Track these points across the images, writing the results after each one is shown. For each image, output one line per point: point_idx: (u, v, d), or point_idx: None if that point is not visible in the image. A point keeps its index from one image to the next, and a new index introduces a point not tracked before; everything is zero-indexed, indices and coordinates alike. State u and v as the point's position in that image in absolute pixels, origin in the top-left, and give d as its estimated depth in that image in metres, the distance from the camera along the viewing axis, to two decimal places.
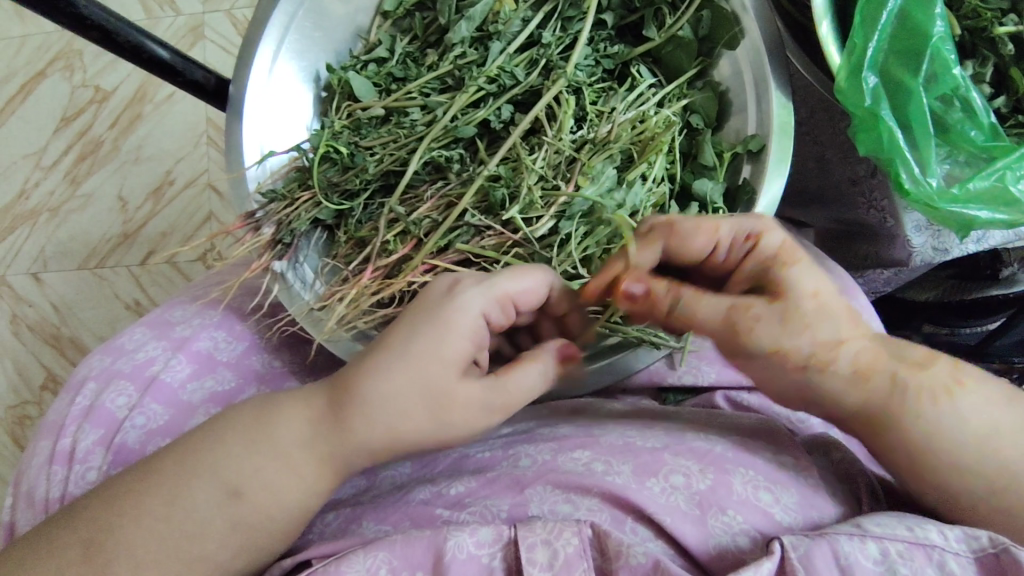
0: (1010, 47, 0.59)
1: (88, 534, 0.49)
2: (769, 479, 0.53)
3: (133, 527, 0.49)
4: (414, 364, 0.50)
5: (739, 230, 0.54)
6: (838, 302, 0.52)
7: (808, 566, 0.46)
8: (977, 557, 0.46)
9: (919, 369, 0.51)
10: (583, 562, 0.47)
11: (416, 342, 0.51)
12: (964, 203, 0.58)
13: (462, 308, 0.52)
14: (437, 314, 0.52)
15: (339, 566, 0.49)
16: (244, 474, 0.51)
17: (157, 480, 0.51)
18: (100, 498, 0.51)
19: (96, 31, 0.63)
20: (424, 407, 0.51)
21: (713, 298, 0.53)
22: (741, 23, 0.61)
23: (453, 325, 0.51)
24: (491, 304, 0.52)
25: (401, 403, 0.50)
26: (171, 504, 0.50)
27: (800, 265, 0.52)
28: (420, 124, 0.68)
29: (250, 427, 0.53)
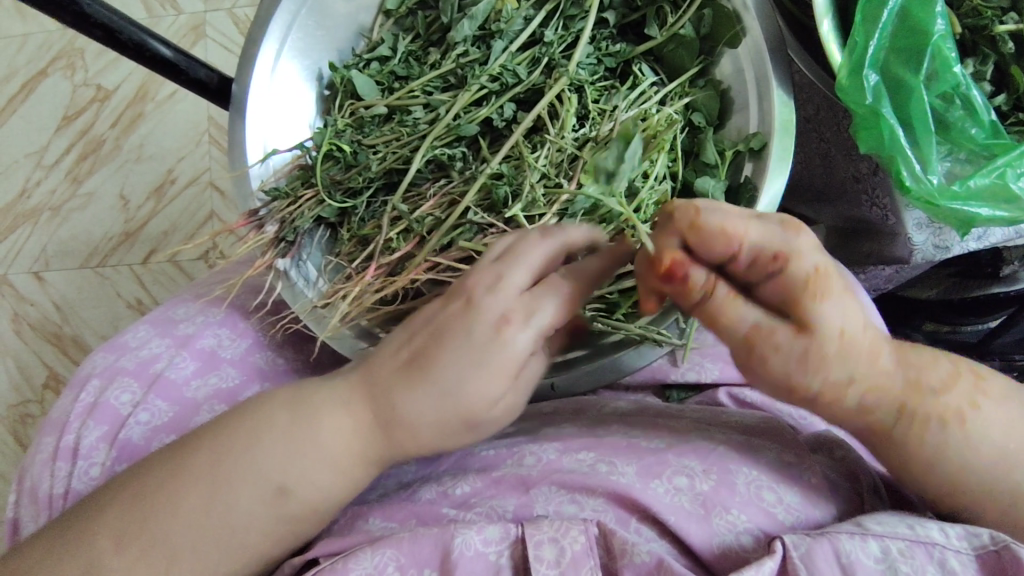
0: (1010, 45, 0.60)
1: (117, 529, 0.49)
2: (773, 479, 0.54)
3: (162, 523, 0.49)
4: (449, 390, 0.48)
5: (769, 244, 0.46)
6: (864, 337, 0.47)
7: (810, 565, 0.46)
8: (978, 555, 0.46)
9: (934, 394, 0.49)
10: (590, 560, 0.48)
11: (452, 371, 0.48)
12: (964, 200, 0.59)
13: (499, 349, 0.48)
14: (473, 348, 0.48)
15: (346, 563, 0.49)
16: (276, 468, 0.50)
17: (181, 473, 0.50)
18: (127, 492, 0.51)
19: (100, 30, 0.63)
20: (455, 429, 0.49)
21: (744, 307, 0.46)
22: (742, 22, 0.61)
23: (489, 363, 0.47)
24: (533, 345, 0.49)
25: (438, 426, 0.49)
26: (197, 500, 0.50)
27: (834, 295, 0.46)
28: (423, 123, 0.68)
29: (280, 419, 0.51)
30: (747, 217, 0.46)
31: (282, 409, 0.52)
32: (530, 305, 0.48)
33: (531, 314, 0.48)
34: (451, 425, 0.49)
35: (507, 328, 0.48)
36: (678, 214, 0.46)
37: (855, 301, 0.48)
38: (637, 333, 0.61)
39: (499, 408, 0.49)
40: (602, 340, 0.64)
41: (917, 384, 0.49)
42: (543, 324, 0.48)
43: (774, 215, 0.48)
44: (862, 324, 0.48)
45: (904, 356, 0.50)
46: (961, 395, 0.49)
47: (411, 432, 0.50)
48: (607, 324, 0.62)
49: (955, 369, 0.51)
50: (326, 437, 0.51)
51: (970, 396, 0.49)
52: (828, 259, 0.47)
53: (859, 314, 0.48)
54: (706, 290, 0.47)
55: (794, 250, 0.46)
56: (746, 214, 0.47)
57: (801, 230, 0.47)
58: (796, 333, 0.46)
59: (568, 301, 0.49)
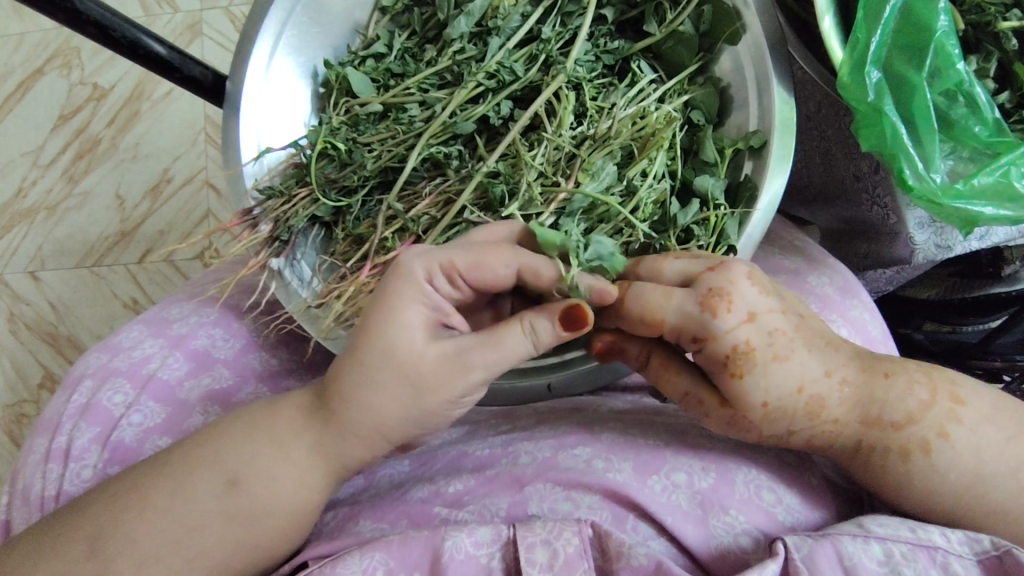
0: (1013, 42, 0.59)
1: (95, 530, 0.49)
2: (772, 479, 0.54)
3: (130, 525, 0.49)
4: (374, 336, 0.48)
5: (687, 331, 0.50)
6: (793, 401, 0.51)
7: (813, 567, 0.45)
8: (981, 561, 0.45)
9: (894, 429, 0.51)
10: (583, 563, 0.47)
11: (374, 319, 0.49)
12: (969, 198, 0.58)
13: (408, 279, 0.49)
14: (386, 288, 0.50)
15: (334, 567, 0.48)
16: (263, 476, 0.50)
17: (166, 475, 0.51)
18: (110, 491, 0.51)
19: (92, 27, 0.62)
20: (392, 381, 0.48)
21: (678, 381, 0.54)
22: (742, 19, 0.60)
23: (400, 297, 0.49)
24: (436, 273, 0.50)
25: (372, 378, 0.48)
26: (183, 500, 0.50)
27: (751, 376, 0.50)
28: (419, 120, 0.67)
29: (262, 428, 0.52)
30: (667, 300, 0.50)
31: (255, 414, 0.53)
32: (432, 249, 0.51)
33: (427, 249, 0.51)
34: (387, 377, 0.48)
35: (407, 259, 0.50)
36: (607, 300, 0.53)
37: (791, 364, 0.50)
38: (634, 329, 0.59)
39: (430, 351, 0.48)
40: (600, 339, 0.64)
41: (874, 420, 0.51)
42: (451, 259, 0.50)
43: (702, 288, 0.50)
44: (797, 385, 0.50)
45: (866, 395, 0.51)
46: (930, 424, 0.51)
47: (355, 394, 0.49)
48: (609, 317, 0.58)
49: (930, 398, 0.51)
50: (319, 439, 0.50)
51: (938, 425, 0.51)
52: (754, 332, 0.50)
53: (793, 376, 0.50)
54: (643, 357, 0.56)
55: (712, 330, 0.50)
56: (667, 295, 0.50)
57: (722, 308, 0.49)
58: (719, 402, 0.52)
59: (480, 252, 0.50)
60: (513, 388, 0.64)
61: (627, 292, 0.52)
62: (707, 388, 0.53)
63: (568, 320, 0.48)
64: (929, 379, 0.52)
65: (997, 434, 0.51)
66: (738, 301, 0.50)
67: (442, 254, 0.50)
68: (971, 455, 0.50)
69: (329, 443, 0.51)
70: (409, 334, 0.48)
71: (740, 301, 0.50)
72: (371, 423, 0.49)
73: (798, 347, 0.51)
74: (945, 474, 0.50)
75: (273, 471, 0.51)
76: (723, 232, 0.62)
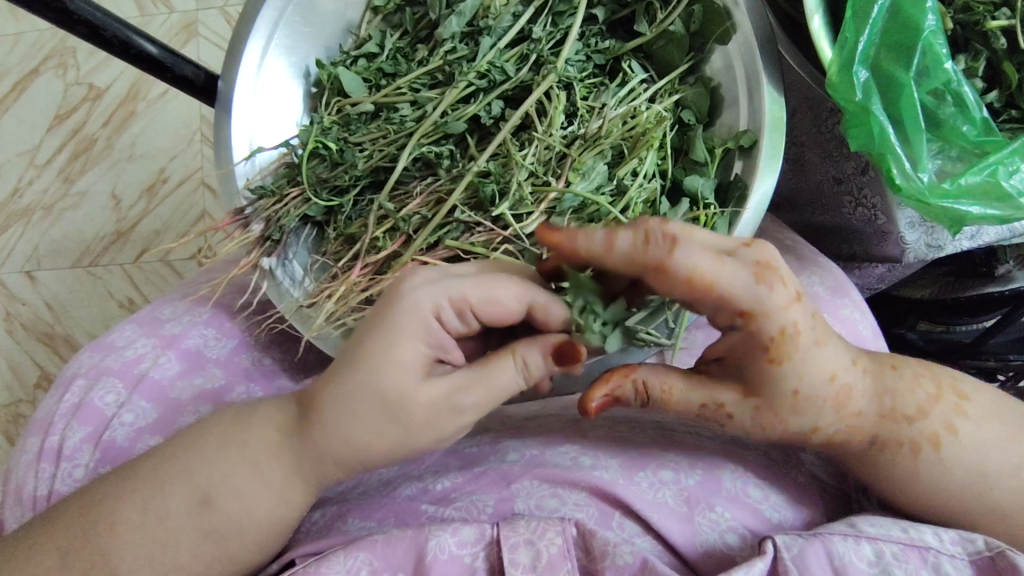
0: (1002, 42, 0.59)
1: (67, 542, 0.50)
2: (759, 478, 0.54)
3: (109, 532, 0.50)
4: (367, 366, 0.47)
5: (734, 305, 0.44)
6: (826, 390, 0.48)
7: (801, 566, 0.45)
8: (970, 560, 0.46)
9: (907, 423, 0.50)
10: (567, 563, 0.47)
11: (368, 347, 0.47)
12: (955, 198, 0.58)
13: (414, 311, 0.48)
14: (389, 315, 0.48)
15: (320, 566, 0.48)
16: (240, 479, 0.50)
17: (145, 482, 0.51)
18: (78, 504, 0.51)
19: (84, 27, 0.62)
20: (381, 416, 0.47)
21: (688, 390, 0.48)
22: (732, 18, 0.60)
23: (404, 332, 0.47)
24: (445, 305, 0.48)
25: (361, 410, 0.48)
26: (149, 513, 0.50)
27: (793, 357, 0.46)
28: (410, 120, 0.67)
29: (241, 433, 0.52)
30: (719, 266, 0.43)
31: (227, 425, 0.53)
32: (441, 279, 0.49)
33: (436, 279, 0.49)
34: (375, 410, 0.47)
35: (413, 286, 0.48)
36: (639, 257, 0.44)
37: (828, 351, 0.47)
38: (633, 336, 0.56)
39: (425, 392, 0.47)
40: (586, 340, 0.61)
41: (892, 413, 0.50)
42: (464, 292, 0.48)
43: (750, 259, 0.44)
44: (830, 375, 0.48)
45: (881, 384, 0.51)
46: (940, 418, 0.51)
47: (335, 421, 0.48)
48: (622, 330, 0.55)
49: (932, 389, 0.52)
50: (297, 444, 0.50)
51: (947, 420, 0.51)
52: (802, 314, 0.45)
53: (827, 366, 0.47)
54: (643, 394, 0.49)
55: (766, 307, 0.44)
56: (718, 263, 0.43)
57: (775, 283, 0.44)
58: (742, 394, 0.47)
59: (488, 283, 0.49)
60: None
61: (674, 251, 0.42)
62: (724, 385, 0.48)
63: (560, 355, 0.48)
64: (934, 374, 0.53)
65: (986, 432, 0.51)
66: (787, 276, 0.45)
67: (451, 286, 0.48)
68: (960, 450, 0.50)
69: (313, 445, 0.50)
70: (406, 371, 0.47)
71: (789, 278, 0.45)
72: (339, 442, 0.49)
73: (831, 333, 0.48)
74: (932, 474, 0.50)
75: (240, 481, 0.50)
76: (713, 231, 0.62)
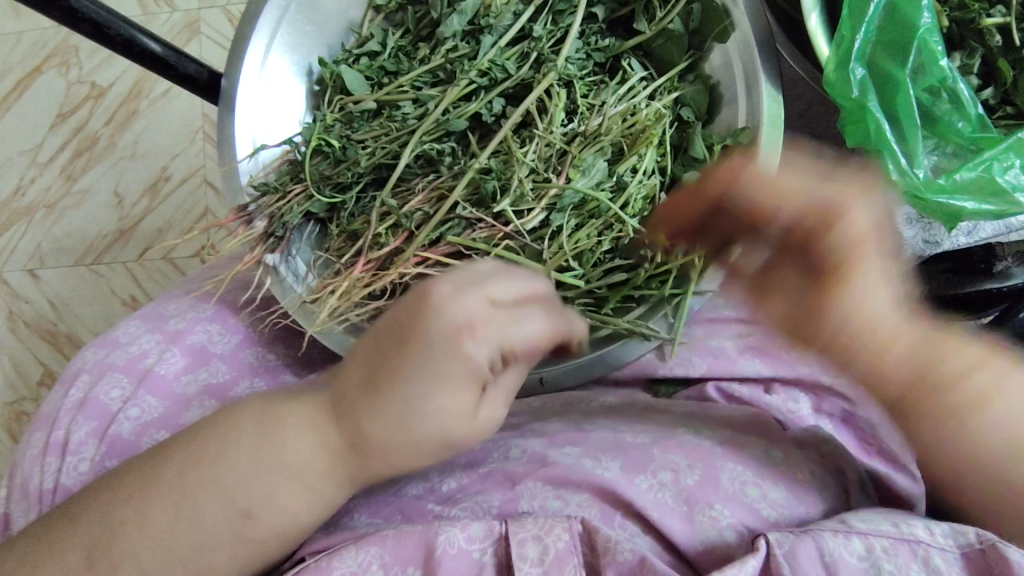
0: (997, 39, 0.60)
1: (93, 538, 0.51)
2: (758, 474, 0.54)
3: (137, 533, 0.50)
4: (421, 412, 0.45)
5: (807, 211, 0.50)
6: (875, 322, 0.51)
7: (793, 563, 0.46)
8: (964, 553, 0.46)
9: (947, 386, 0.52)
10: (573, 558, 0.48)
11: (419, 391, 0.45)
12: (952, 194, 0.58)
13: (465, 365, 0.44)
14: (427, 364, 0.44)
15: (331, 560, 0.49)
16: (260, 493, 0.49)
17: (165, 488, 0.51)
18: (103, 504, 0.52)
19: (87, 24, 0.63)
20: (434, 448, 0.47)
21: (749, 254, 0.54)
22: (730, 16, 0.61)
23: (451, 382, 0.45)
24: (497, 358, 0.45)
25: (413, 446, 0.46)
26: (185, 518, 0.50)
27: (863, 275, 0.49)
28: (412, 118, 0.68)
29: (257, 444, 0.50)
30: (792, 183, 0.52)
31: (255, 435, 0.50)
32: (502, 317, 0.45)
33: (491, 324, 0.44)
34: (428, 444, 0.46)
35: (462, 338, 0.44)
36: (713, 182, 0.55)
37: (885, 284, 0.51)
38: (624, 328, 0.62)
39: (477, 423, 0.47)
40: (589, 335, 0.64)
41: (928, 381, 0.52)
42: (512, 338, 0.45)
43: (827, 195, 0.50)
44: (892, 304, 0.51)
45: (935, 348, 0.52)
46: (980, 383, 0.53)
47: (381, 452, 0.47)
48: (596, 317, 0.63)
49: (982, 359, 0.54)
50: (307, 463, 0.49)
51: (987, 386, 0.53)
52: (860, 241, 0.50)
53: (884, 293, 0.51)
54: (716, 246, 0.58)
55: (835, 217, 0.50)
56: (800, 179, 0.52)
57: (851, 200, 0.50)
58: (765, 295, 0.53)
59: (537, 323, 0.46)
60: None
61: (733, 184, 0.54)
62: (800, 303, 0.51)
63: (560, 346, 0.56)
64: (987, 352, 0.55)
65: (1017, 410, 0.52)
66: (860, 212, 0.50)
67: (509, 336, 0.45)
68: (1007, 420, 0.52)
69: (330, 451, 0.49)
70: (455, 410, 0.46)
71: (860, 211, 0.50)
72: (370, 458, 0.48)
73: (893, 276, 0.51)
74: (981, 425, 0.52)
75: (280, 492, 0.49)
76: None
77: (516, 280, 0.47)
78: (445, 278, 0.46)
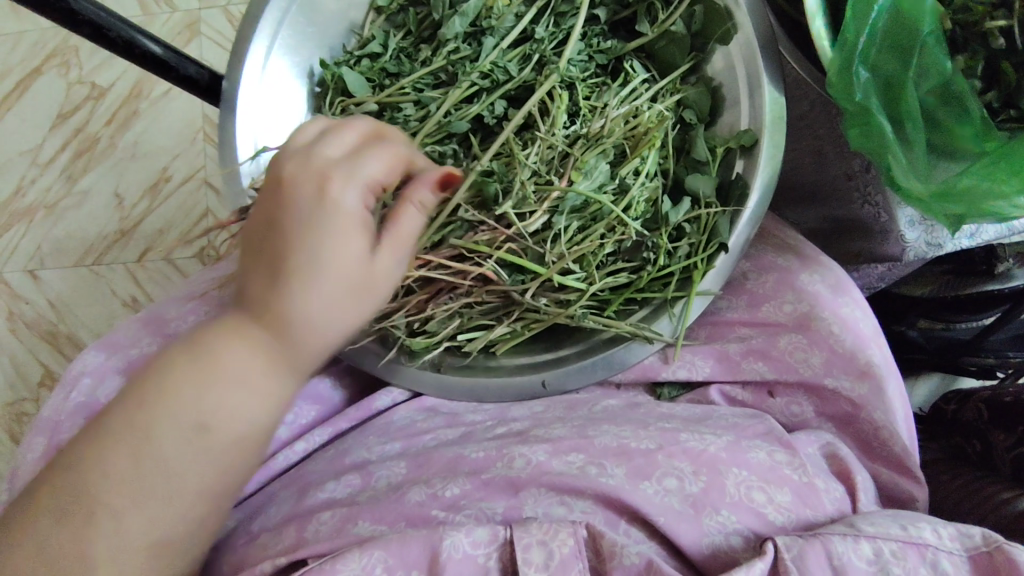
0: (1000, 42, 0.58)
1: (61, 513, 0.46)
2: (763, 479, 0.54)
3: (102, 494, 0.46)
4: (318, 264, 0.45)
5: None
6: None
7: (802, 567, 0.46)
8: (969, 557, 0.47)
9: None
10: (578, 563, 0.48)
11: (304, 245, 0.46)
12: (951, 200, 0.59)
13: (344, 211, 0.47)
14: (307, 218, 0.46)
15: (334, 564, 0.49)
16: (210, 410, 0.45)
17: (115, 440, 0.46)
18: (56, 499, 0.46)
19: (88, 26, 0.62)
20: (350, 296, 0.46)
21: None
22: (733, 18, 0.61)
23: (336, 227, 0.46)
24: (367, 196, 0.48)
25: (329, 301, 0.45)
26: (144, 463, 0.45)
27: None
28: (413, 120, 0.67)
29: (190, 368, 0.46)
30: None
31: (189, 365, 0.46)
32: (351, 161, 0.48)
33: (345, 168, 0.48)
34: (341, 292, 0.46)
35: (332, 188, 0.47)
36: None
37: None
38: (627, 331, 0.62)
39: (380, 263, 0.48)
40: (594, 338, 0.65)
41: None
42: (367, 173, 0.48)
43: None
44: None
45: None
46: None
47: (305, 321, 0.45)
48: (598, 322, 0.63)
49: None
50: (241, 369, 0.45)
51: None
52: None
53: None
54: None
55: None
56: None
57: None
58: None
59: (388, 157, 0.50)
60: (511, 383, 0.67)
61: None
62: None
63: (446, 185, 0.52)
64: None
65: None
66: None
67: (367, 169, 0.48)
68: None
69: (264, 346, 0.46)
70: (356, 258, 0.47)
71: None
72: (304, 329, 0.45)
73: None
74: None
75: (230, 403, 0.46)
76: (715, 229, 0.63)
77: (348, 137, 0.50)
78: (288, 158, 0.48)
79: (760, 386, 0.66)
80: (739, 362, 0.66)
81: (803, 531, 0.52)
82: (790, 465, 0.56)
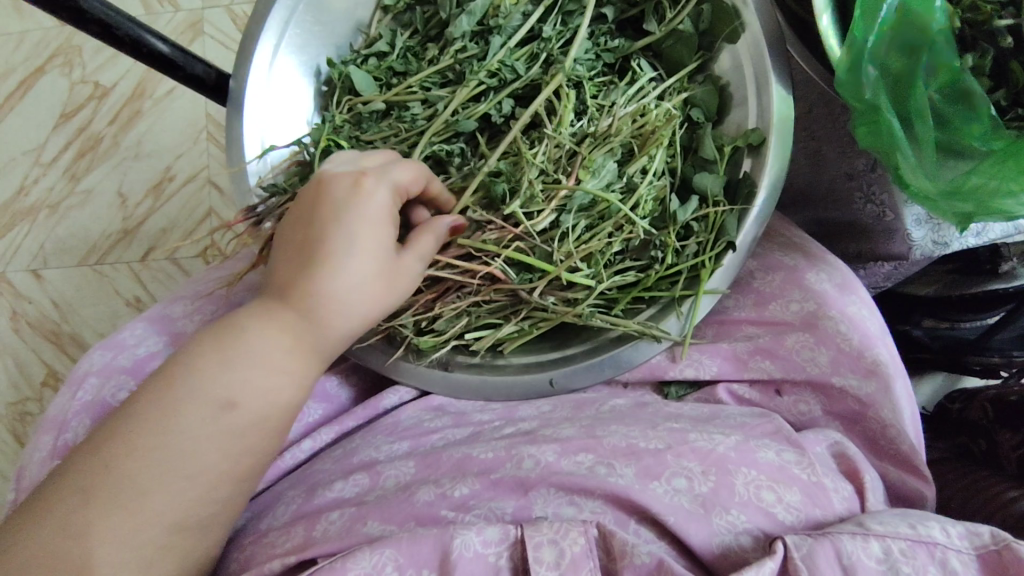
0: (1009, 40, 0.58)
1: (74, 505, 0.48)
2: (772, 478, 0.54)
3: (121, 477, 0.48)
4: (350, 253, 0.55)
5: None
6: None
7: (812, 566, 0.46)
8: (979, 555, 0.47)
9: None
10: (589, 562, 0.48)
11: (342, 236, 0.55)
12: (960, 198, 0.61)
13: (376, 206, 0.56)
14: (345, 213, 0.56)
15: (345, 563, 0.49)
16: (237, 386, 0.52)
17: (138, 423, 0.50)
18: (74, 489, 0.48)
19: (95, 25, 0.62)
20: (376, 280, 0.56)
21: None
22: (741, 17, 0.61)
23: (371, 218, 0.56)
24: (393, 195, 0.58)
25: (359, 285, 0.55)
26: (168, 440, 0.50)
27: None
28: (421, 119, 0.68)
29: (218, 351, 0.53)
30: None
31: (217, 349, 0.53)
32: (382, 169, 0.58)
33: (377, 172, 0.58)
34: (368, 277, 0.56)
35: (365, 186, 0.57)
36: None
37: None
38: (636, 330, 0.62)
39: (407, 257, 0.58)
40: (601, 337, 0.66)
41: None
42: (396, 177, 0.58)
43: None
44: None
45: None
46: None
47: (336, 300, 0.55)
48: (606, 321, 0.63)
49: None
50: (269, 347, 0.53)
51: None
52: None
53: None
54: None
55: None
56: None
57: None
58: None
59: (414, 165, 0.59)
60: (518, 381, 0.66)
61: None
62: None
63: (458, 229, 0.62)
64: None
65: None
66: None
67: (397, 176, 0.58)
68: None
69: (294, 326, 0.54)
70: (384, 251, 0.56)
71: None
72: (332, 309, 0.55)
73: None
74: None
75: (258, 378, 0.52)
76: (723, 228, 0.62)
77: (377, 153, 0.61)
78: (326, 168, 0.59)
79: (766, 386, 0.66)
80: (747, 361, 0.66)
81: (813, 530, 0.52)
82: (798, 465, 0.56)
